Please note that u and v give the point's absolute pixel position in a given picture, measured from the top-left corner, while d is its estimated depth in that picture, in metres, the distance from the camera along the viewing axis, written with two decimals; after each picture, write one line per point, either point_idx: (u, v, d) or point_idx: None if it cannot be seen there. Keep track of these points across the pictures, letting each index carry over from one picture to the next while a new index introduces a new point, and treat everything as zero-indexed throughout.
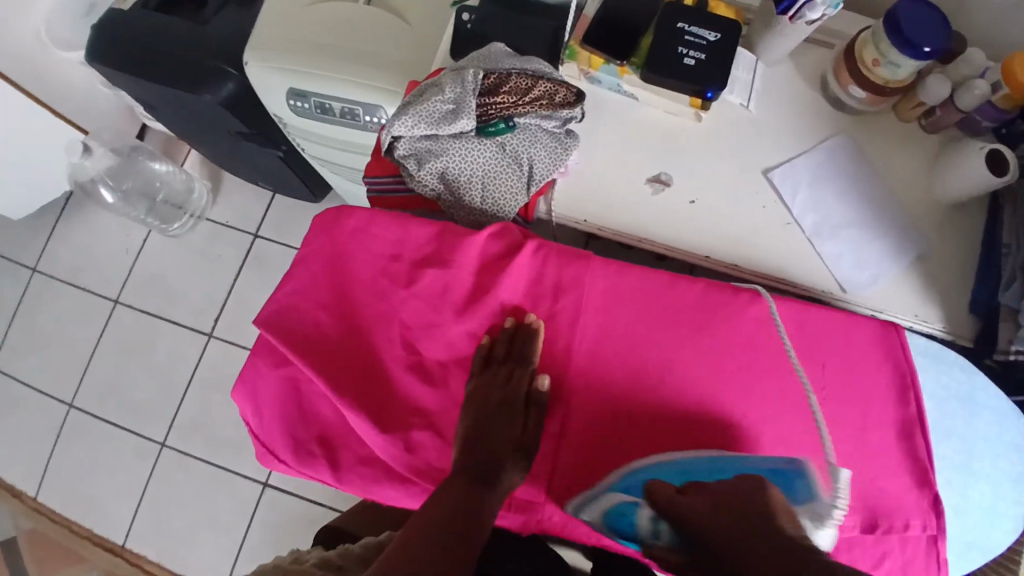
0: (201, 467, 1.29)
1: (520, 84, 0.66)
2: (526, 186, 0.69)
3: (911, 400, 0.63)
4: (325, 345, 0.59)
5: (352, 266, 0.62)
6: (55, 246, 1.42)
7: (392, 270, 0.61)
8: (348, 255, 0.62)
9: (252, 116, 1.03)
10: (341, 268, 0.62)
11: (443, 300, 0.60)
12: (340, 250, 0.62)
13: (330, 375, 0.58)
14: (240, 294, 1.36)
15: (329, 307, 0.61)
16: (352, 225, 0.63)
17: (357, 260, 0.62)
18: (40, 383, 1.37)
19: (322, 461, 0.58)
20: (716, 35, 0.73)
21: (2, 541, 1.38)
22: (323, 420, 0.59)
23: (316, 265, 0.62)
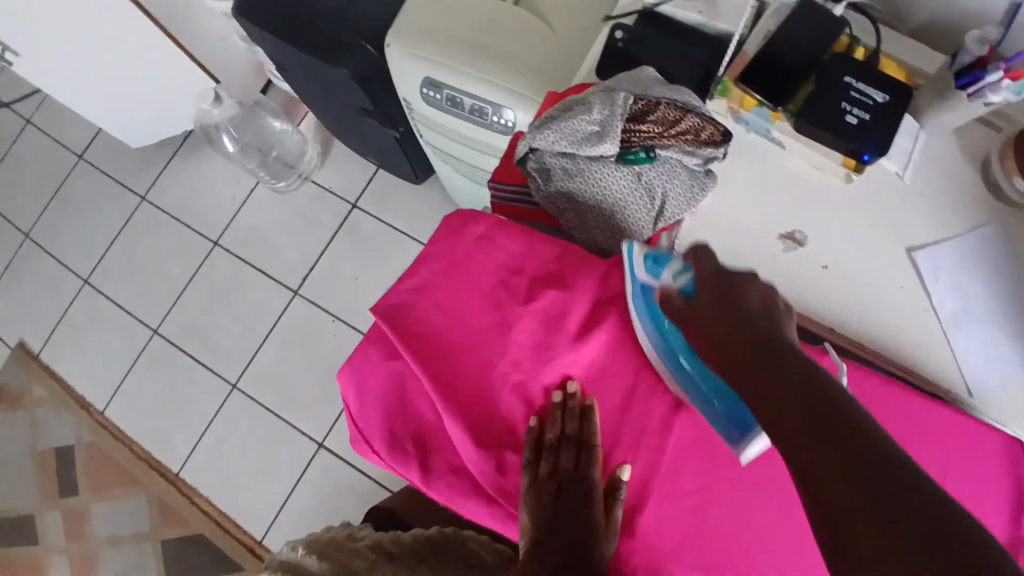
0: (266, 414, 1.34)
1: (667, 116, 0.65)
2: (654, 221, 0.67)
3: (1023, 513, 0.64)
4: (433, 347, 0.59)
5: (472, 274, 0.61)
6: (167, 180, 1.50)
7: (511, 284, 0.60)
8: (471, 261, 0.61)
9: (379, 94, 1.04)
10: (460, 273, 0.61)
11: (558, 326, 0.58)
12: (464, 255, 0.62)
13: (436, 380, 0.57)
14: (330, 258, 1.40)
15: (445, 309, 0.60)
16: (479, 232, 0.62)
17: (478, 268, 0.61)
18: (131, 306, 1.45)
19: (415, 461, 0.58)
20: (884, 96, 0.69)
21: (59, 451, 1.42)
22: (422, 420, 0.60)
23: (436, 267, 0.62)
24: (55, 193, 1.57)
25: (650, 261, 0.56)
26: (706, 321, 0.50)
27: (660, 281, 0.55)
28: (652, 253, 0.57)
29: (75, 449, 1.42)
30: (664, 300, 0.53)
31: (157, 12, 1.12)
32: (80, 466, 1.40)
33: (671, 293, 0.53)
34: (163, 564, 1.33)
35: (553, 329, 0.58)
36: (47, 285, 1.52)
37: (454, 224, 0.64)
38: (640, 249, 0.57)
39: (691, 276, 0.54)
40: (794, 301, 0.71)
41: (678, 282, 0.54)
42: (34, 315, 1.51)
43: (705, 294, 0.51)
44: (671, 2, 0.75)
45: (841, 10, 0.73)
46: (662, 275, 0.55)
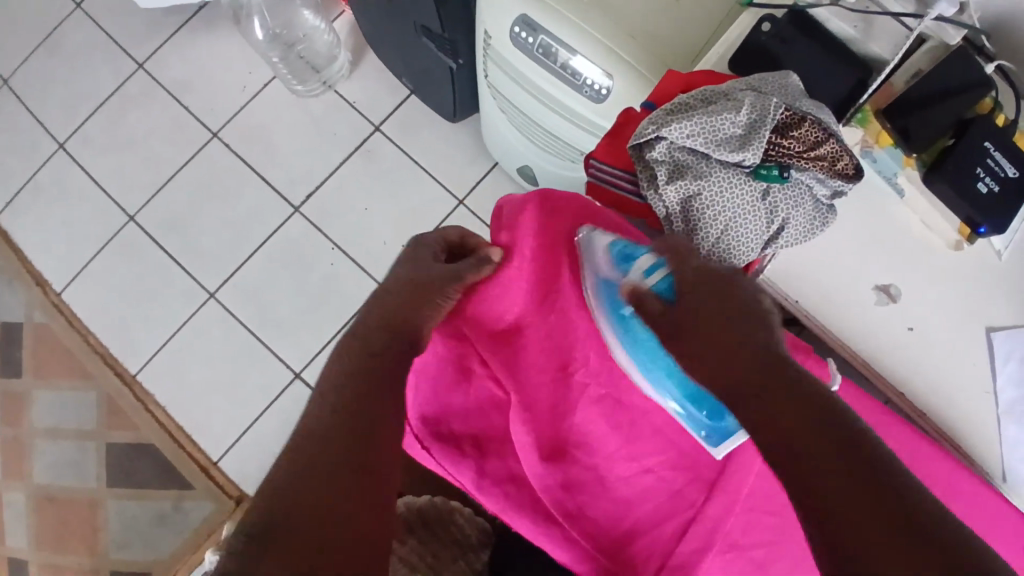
0: (242, 332, 1.23)
1: (809, 136, 0.57)
2: (764, 244, 0.61)
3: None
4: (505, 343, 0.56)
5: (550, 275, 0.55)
6: (170, 50, 1.32)
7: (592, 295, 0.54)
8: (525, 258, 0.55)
9: (451, 18, 0.93)
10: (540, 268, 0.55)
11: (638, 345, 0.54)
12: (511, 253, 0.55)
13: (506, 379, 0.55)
14: (341, 180, 1.27)
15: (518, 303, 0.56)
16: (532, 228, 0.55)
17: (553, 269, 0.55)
18: (110, 184, 1.30)
19: (472, 461, 0.59)
20: (1017, 171, 0.65)
21: (3, 326, 1.29)
22: (482, 422, 0.60)
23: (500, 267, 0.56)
24: (40, 37, 1.37)
25: (618, 256, 0.53)
26: (695, 343, 0.48)
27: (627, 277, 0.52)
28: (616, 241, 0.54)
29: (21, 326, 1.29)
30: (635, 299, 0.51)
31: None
32: (24, 342, 1.28)
33: (642, 292, 0.51)
34: (104, 467, 1.23)
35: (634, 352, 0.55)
36: (16, 139, 1.34)
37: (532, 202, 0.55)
38: (609, 239, 0.54)
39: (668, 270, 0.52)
40: (871, 356, 0.67)
41: (651, 280, 0.52)
42: None
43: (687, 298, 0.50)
44: (829, 8, 0.67)
45: (990, 69, 0.66)
46: (630, 272, 0.53)
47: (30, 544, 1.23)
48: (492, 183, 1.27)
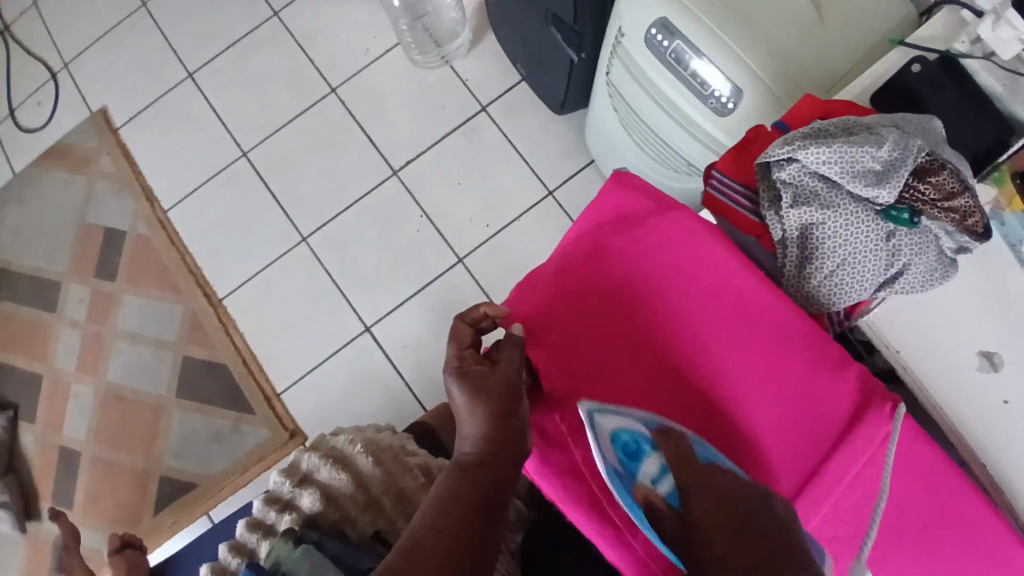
0: (323, 279, 1.29)
1: (946, 185, 0.57)
2: (876, 286, 0.60)
3: None
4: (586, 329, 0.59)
5: (593, 279, 0.60)
6: (306, 3, 1.39)
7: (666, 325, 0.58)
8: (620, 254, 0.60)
9: (587, 13, 0.94)
10: (591, 268, 0.61)
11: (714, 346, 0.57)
12: (609, 248, 0.61)
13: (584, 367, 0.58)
14: (441, 152, 1.31)
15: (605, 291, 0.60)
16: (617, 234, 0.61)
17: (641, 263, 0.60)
18: (229, 118, 1.39)
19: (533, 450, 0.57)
20: None
21: (110, 231, 1.39)
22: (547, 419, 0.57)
23: (598, 256, 0.61)
24: None
25: (620, 450, 0.50)
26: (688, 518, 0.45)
27: (636, 480, 0.49)
28: (617, 428, 0.51)
29: (125, 234, 1.39)
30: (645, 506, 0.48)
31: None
32: (125, 250, 1.38)
33: (651, 498, 0.48)
34: (175, 378, 1.32)
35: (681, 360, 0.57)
36: (150, 60, 1.45)
37: (617, 182, 0.63)
38: (610, 426, 0.51)
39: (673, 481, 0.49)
40: (958, 421, 0.65)
41: (660, 488, 0.49)
42: (128, 86, 1.44)
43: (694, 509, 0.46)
44: (981, 60, 0.66)
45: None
46: (638, 473, 0.50)
47: (96, 436, 1.33)
48: (583, 180, 1.28)
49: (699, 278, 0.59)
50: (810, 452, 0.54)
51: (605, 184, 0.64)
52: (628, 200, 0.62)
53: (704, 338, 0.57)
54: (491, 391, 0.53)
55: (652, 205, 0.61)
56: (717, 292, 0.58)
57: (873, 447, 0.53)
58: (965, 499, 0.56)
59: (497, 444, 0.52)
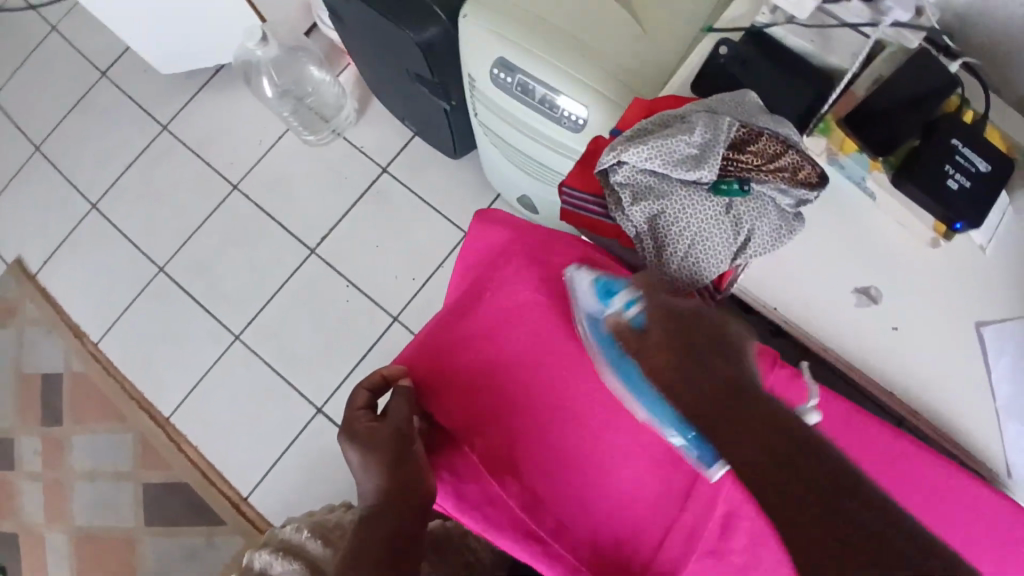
0: (264, 370, 1.29)
1: (767, 149, 0.61)
2: (733, 256, 0.63)
3: None
4: (477, 366, 0.58)
5: (474, 317, 0.60)
6: (192, 111, 1.43)
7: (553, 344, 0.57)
8: (496, 287, 0.61)
9: (442, 64, 0.99)
10: (471, 307, 0.60)
11: None
12: (485, 284, 0.61)
13: (482, 402, 0.56)
14: (353, 221, 1.33)
15: (488, 326, 0.59)
16: (489, 270, 0.62)
17: (516, 288, 0.60)
18: (142, 238, 1.40)
19: (448, 490, 0.56)
20: (987, 166, 0.66)
21: (46, 375, 1.38)
22: (456, 457, 0.57)
23: (476, 295, 0.61)
24: (72, 106, 1.50)
25: (601, 291, 0.55)
26: (649, 341, 0.51)
27: (609, 314, 0.54)
28: (597, 279, 0.56)
29: (62, 375, 1.38)
30: (617, 335, 0.53)
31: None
32: (64, 391, 1.36)
33: (621, 327, 0.53)
34: (140, 507, 1.29)
35: (565, 367, 0.57)
36: (53, 200, 1.46)
37: (481, 222, 0.64)
38: (592, 276, 0.56)
39: (642, 310, 0.53)
40: (854, 359, 0.68)
41: (630, 313, 0.53)
42: (36, 229, 1.46)
43: (657, 336, 0.51)
44: (785, 25, 0.70)
45: (955, 68, 0.69)
46: (612, 308, 0.54)
47: None
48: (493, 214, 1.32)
49: (575, 290, 0.59)
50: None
51: (472, 225, 0.65)
52: (495, 236, 0.63)
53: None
54: (386, 442, 0.55)
55: (517, 235, 0.63)
56: None
57: None
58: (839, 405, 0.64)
59: (403, 485, 0.54)
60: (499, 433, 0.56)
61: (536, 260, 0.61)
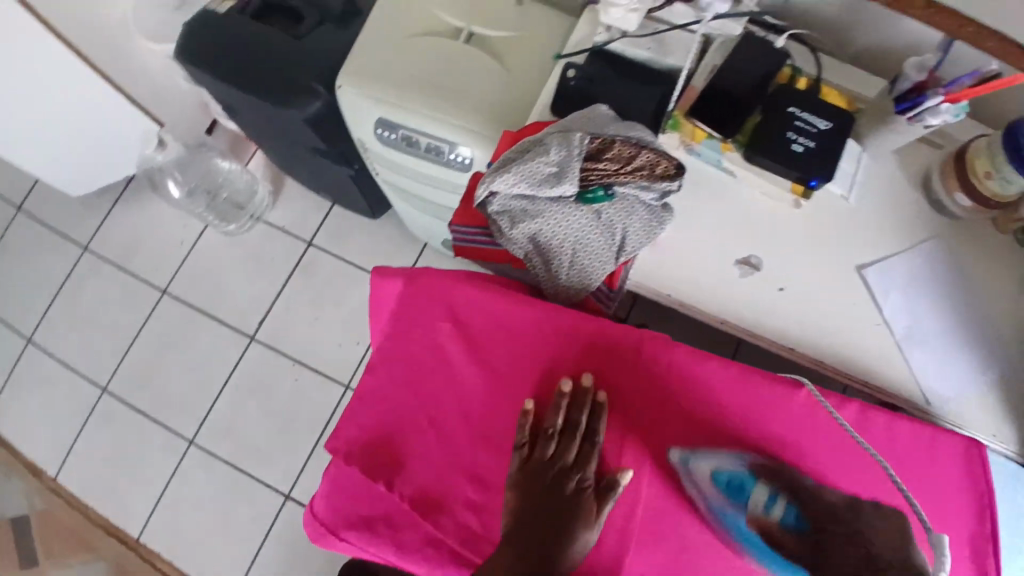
0: (225, 468, 1.28)
1: (623, 153, 0.66)
2: (615, 255, 0.68)
3: (987, 520, 0.61)
4: (399, 415, 0.59)
5: (390, 367, 0.60)
6: (109, 228, 1.44)
7: (468, 378, 0.59)
8: (404, 334, 0.61)
9: (333, 134, 1.02)
10: (384, 358, 0.61)
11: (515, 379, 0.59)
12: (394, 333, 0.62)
13: (409, 448, 0.57)
14: (287, 300, 1.35)
15: (404, 373, 0.60)
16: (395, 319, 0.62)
17: (423, 332, 0.61)
18: (79, 362, 1.39)
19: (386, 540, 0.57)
20: (827, 123, 0.71)
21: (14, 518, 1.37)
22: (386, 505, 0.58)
23: (387, 345, 0.61)
24: None
25: (724, 485, 0.55)
26: (821, 546, 0.52)
27: (750, 510, 0.55)
28: (716, 470, 0.56)
29: (29, 516, 1.36)
30: (765, 532, 0.54)
31: (86, 44, 1.04)
32: (35, 532, 1.35)
33: (769, 526, 0.54)
34: None
35: (481, 401, 0.58)
36: None
37: (379, 275, 0.64)
38: (708, 467, 0.56)
39: (786, 502, 0.54)
40: (752, 325, 0.72)
41: (775, 512, 0.54)
42: None
43: (820, 533, 0.52)
44: (620, 40, 0.76)
45: (782, 42, 0.73)
46: (747, 502, 0.55)
47: None
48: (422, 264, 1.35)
49: (478, 325, 0.60)
50: (611, 435, 0.57)
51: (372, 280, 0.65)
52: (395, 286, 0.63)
53: (494, 372, 0.59)
54: None
55: (415, 280, 0.62)
56: (496, 330, 0.60)
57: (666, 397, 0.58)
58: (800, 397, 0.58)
59: None
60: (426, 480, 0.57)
61: (437, 302, 0.61)
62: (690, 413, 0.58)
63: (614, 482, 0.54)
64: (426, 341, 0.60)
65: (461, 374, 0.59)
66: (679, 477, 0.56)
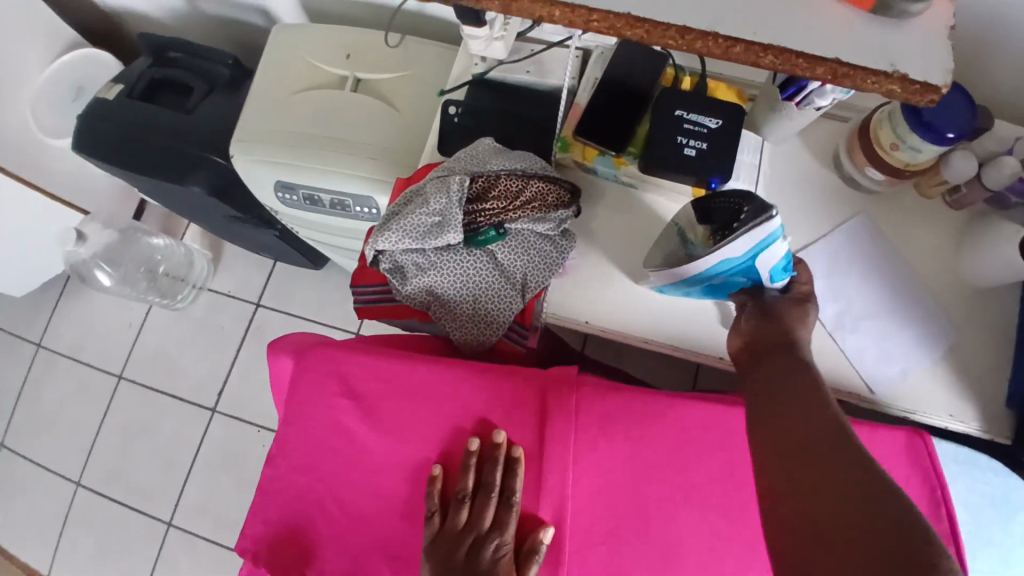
0: (207, 547, 1.25)
1: (511, 188, 0.62)
2: (521, 294, 0.65)
3: (944, 517, 0.56)
4: (307, 503, 0.57)
5: (293, 452, 0.58)
6: (57, 321, 1.42)
7: (371, 451, 0.56)
8: (300, 415, 0.59)
9: (243, 199, 0.99)
10: (286, 445, 0.59)
11: (418, 445, 0.56)
12: (292, 414, 0.60)
13: (320, 537, 0.56)
14: (243, 366, 1.33)
15: (306, 456, 0.58)
16: (291, 399, 0.60)
17: (318, 410, 0.58)
18: (44, 463, 1.36)
19: None
20: (717, 121, 0.67)
21: None
22: None
23: (288, 429, 0.59)
24: None
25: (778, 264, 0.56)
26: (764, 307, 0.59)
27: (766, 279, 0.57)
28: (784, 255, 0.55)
29: None
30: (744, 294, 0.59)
31: None
32: None
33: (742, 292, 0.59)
34: None
35: (386, 476, 0.56)
36: None
37: (274, 355, 0.63)
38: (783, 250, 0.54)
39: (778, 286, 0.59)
40: (675, 340, 0.68)
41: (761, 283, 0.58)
42: None
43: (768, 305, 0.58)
44: (497, 68, 0.74)
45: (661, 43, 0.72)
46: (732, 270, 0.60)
47: None
48: None
49: (372, 395, 0.57)
50: (528, 488, 0.55)
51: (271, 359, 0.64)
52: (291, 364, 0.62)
53: (395, 442, 0.56)
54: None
55: (305, 354, 0.60)
56: (392, 396, 0.57)
57: (575, 440, 0.55)
58: (718, 414, 0.55)
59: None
60: (342, 568, 0.55)
61: (327, 376, 0.58)
62: (605, 455, 0.55)
63: (536, 543, 0.52)
64: (323, 419, 0.58)
65: (362, 448, 0.57)
66: (597, 524, 0.54)
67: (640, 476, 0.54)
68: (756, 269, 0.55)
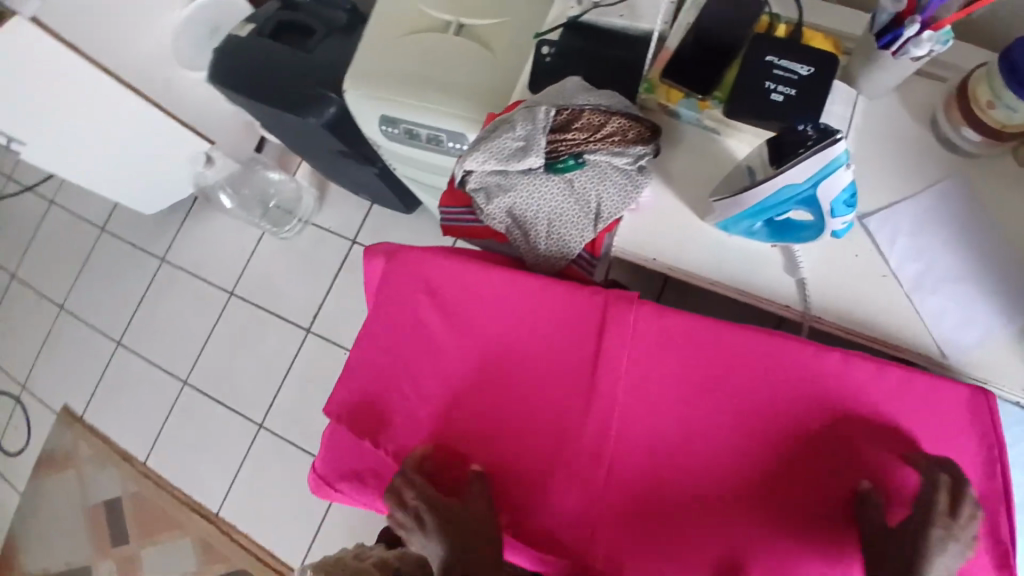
0: (292, 450, 1.40)
1: (593, 121, 0.66)
2: (594, 224, 0.70)
3: (998, 474, 0.56)
4: (386, 380, 0.65)
5: (379, 337, 0.67)
6: (181, 240, 1.61)
7: (446, 342, 0.64)
8: (388, 305, 0.67)
9: (350, 135, 1.08)
10: (374, 330, 0.67)
11: (488, 340, 0.63)
12: (381, 304, 0.68)
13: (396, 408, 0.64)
14: (336, 294, 1.45)
15: (389, 342, 0.66)
16: (381, 292, 0.68)
17: (404, 302, 0.66)
18: (161, 361, 1.56)
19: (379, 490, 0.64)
20: (808, 68, 0.67)
21: (107, 502, 1.54)
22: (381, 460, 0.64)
23: (376, 317, 0.68)
24: (83, 264, 1.71)
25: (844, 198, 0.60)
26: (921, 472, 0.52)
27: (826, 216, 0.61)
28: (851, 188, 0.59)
29: (121, 497, 1.53)
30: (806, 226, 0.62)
31: (138, 81, 1.18)
32: (127, 512, 1.52)
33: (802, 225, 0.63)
34: None
35: (456, 363, 0.64)
36: (84, 348, 1.65)
37: (368, 255, 0.71)
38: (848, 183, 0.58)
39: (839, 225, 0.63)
40: (740, 283, 0.70)
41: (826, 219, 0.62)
42: (76, 379, 1.64)
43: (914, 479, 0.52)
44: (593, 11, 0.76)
45: None
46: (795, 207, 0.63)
47: None
48: None
49: (451, 293, 0.65)
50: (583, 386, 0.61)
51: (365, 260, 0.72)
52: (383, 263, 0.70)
53: (468, 335, 0.64)
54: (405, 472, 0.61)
55: (397, 254, 0.68)
56: (469, 295, 0.64)
57: (629, 348, 0.60)
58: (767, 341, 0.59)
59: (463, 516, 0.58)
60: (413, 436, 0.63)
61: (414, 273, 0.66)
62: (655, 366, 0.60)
63: None
64: (407, 311, 0.66)
65: (439, 339, 0.65)
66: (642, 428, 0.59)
67: (687, 389, 0.59)
68: (818, 199, 0.59)
